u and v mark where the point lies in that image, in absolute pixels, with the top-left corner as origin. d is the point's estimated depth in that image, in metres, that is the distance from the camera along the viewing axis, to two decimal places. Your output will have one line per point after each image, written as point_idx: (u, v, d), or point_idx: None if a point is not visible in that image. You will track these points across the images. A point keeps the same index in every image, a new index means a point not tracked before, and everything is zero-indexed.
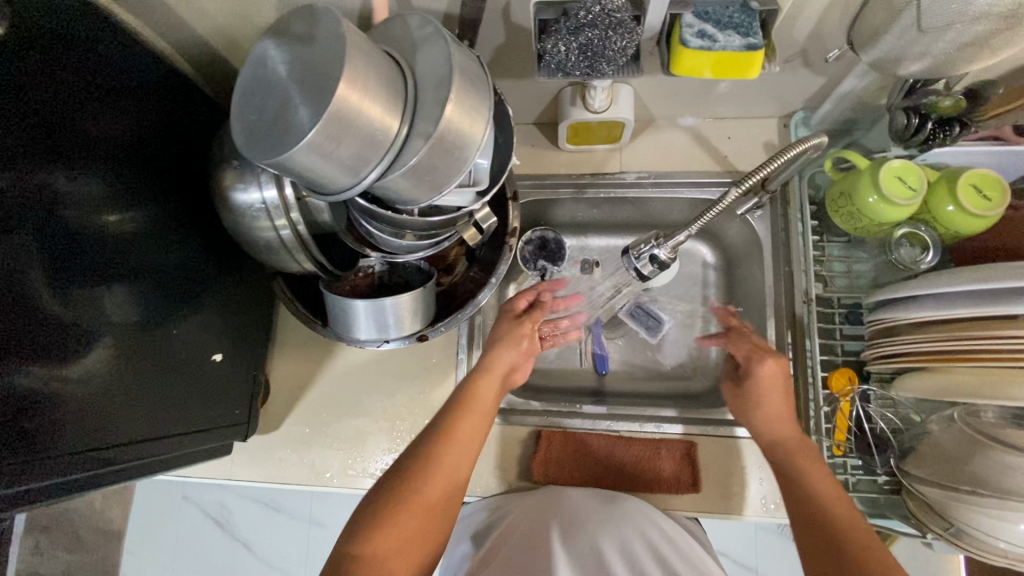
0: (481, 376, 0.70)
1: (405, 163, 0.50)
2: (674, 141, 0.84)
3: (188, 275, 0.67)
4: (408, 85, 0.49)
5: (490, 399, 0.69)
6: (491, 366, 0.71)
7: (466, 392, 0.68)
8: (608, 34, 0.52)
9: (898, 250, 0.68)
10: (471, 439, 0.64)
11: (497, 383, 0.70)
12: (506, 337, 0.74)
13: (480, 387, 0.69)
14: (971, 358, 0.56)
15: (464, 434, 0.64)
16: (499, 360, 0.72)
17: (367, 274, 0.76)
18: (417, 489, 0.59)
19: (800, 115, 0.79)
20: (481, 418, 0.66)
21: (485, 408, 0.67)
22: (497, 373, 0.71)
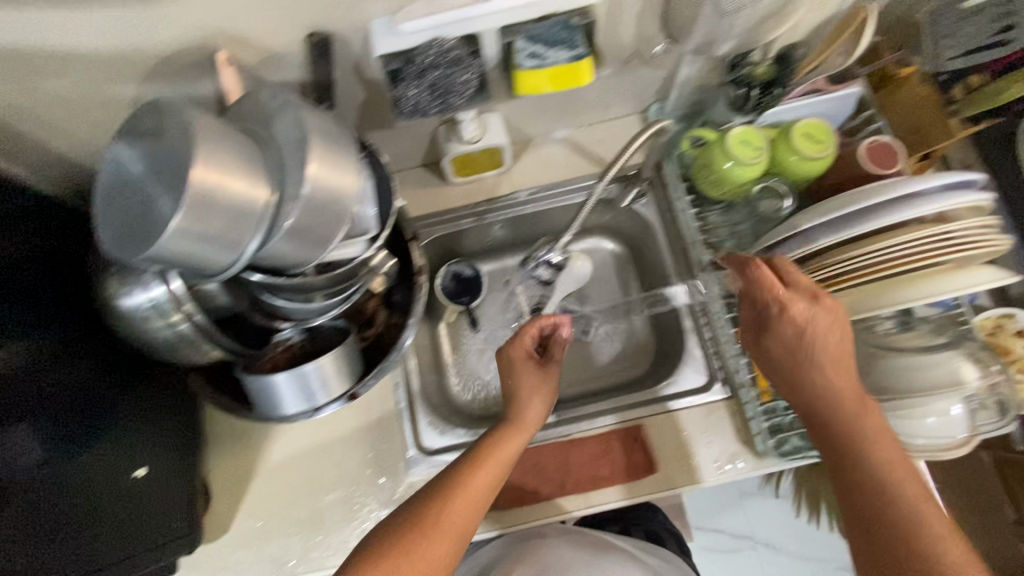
0: (511, 430, 0.68)
1: (282, 226, 0.50)
2: (554, 153, 0.89)
3: (90, 395, 0.61)
4: (270, 155, 0.51)
5: (518, 449, 0.67)
6: (517, 417, 0.70)
7: (486, 443, 0.67)
8: (451, 71, 0.56)
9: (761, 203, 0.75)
10: (484, 489, 0.63)
11: (522, 438, 0.68)
12: (527, 386, 0.72)
13: (506, 443, 0.67)
14: (856, 278, 0.61)
15: (476, 485, 0.63)
16: (524, 416, 0.70)
17: (287, 347, 0.71)
18: (417, 532, 0.59)
19: (656, 107, 0.86)
20: (497, 474, 0.65)
21: (504, 459, 0.66)
22: (526, 429, 0.69)
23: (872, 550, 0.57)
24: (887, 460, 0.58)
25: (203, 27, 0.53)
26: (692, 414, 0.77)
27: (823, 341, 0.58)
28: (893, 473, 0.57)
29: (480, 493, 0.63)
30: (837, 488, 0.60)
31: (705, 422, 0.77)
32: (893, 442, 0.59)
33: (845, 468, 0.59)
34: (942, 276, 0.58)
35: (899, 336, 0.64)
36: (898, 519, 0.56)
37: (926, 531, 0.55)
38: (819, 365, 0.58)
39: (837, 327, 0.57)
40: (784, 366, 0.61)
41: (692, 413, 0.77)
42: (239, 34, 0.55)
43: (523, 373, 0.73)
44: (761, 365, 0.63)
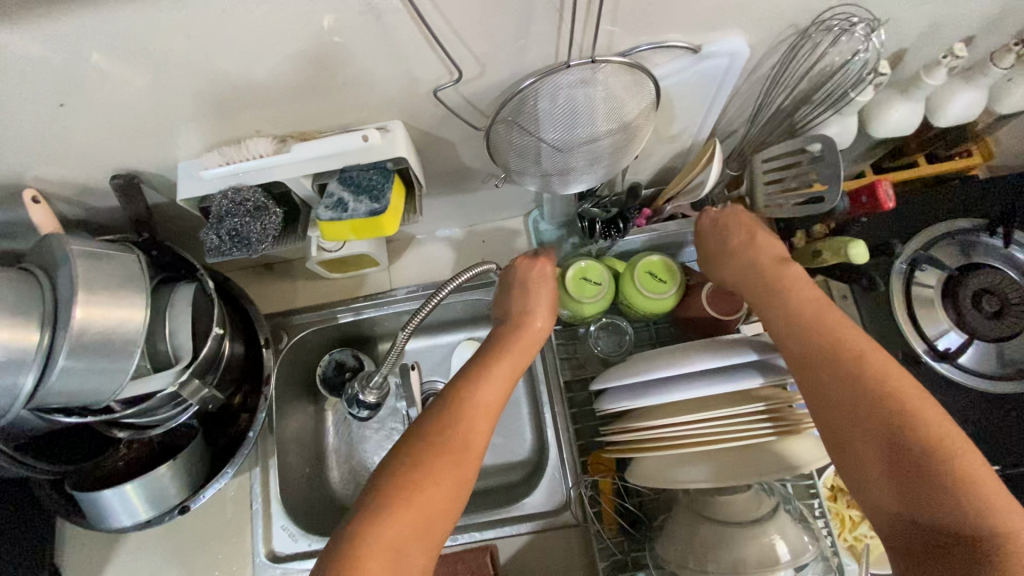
0: (512, 329, 0.64)
1: (53, 371, 0.51)
2: (435, 252, 0.89)
3: None
4: (46, 305, 0.51)
5: (509, 372, 0.60)
6: (527, 325, 0.64)
7: (496, 340, 0.63)
8: (249, 221, 0.56)
9: (598, 340, 0.75)
10: (496, 388, 0.58)
11: (520, 362, 0.62)
12: (533, 302, 0.65)
13: (494, 370, 0.59)
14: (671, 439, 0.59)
15: (493, 382, 0.58)
16: (518, 343, 0.63)
17: (142, 444, 0.74)
18: (431, 451, 0.52)
19: (534, 214, 0.84)
20: (488, 418, 0.56)
21: (517, 357, 0.62)
22: (518, 356, 0.62)
23: (866, 460, 0.47)
24: (864, 353, 0.50)
25: (5, 171, 0.54)
26: (541, 541, 0.75)
27: (734, 226, 0.65)
28: (873, 372, 0.49)
29: (474, 438, 0.54)
30: (823, 414, 0.51)
31: (554, 550, 0.74)
32: (835, 312, 0.54)
33: (835, 390, 0.50)
34: (737, 458, 0.58)
35: (730, 494, 0.61)
36: (881, 382, 0.48)
37: (918, 415, 0.46)
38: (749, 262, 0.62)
39: (748, 218, 0.65)
40: (720, 256, 0.65)
41: (540, 539, 0.75)
42: (45, 174, 0.56)
43: (535, 294, 0.65)
44: (716, 275, 0.66)
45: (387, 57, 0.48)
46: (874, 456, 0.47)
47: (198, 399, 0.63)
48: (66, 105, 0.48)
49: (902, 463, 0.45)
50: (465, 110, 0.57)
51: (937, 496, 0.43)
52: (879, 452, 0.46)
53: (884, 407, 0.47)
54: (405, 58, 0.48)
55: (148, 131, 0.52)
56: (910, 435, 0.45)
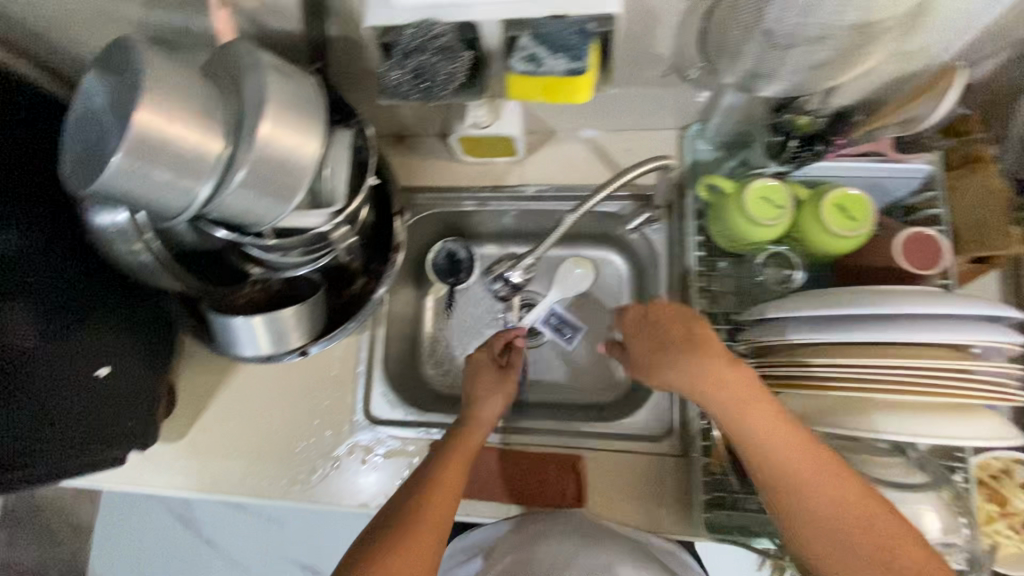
0: (465, 431, 0.71)
1: (230, 184, 0.50)
2: (574, 153, 0.83)
3: (73, 290, 0.67)
4: (231, 112, 0.50)
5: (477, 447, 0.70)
6: (479, 410, 0.74)
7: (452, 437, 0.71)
8: (437, 59, 0.51)
9: (764, 270, 0.71)
10: (456, 475, 0.65)
11: (467, 458, 0.68)
12: (487, 389, 0.76)
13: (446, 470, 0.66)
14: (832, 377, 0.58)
15: (442, 472, 0.65)
16: (472, 439, 0.70)
17: (263, 287, 0.75)
18: (403, 531, 0.58)
19: (694, 128, 0.78)
20: (467, 459, 0.68)
21: (456, 462, 0.67)
22: (460, 461, 0.67)
23: None
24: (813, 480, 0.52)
25: None
26: (637, 460, 0.74)
27: (714, 358, 0.56)
28: (861, 526, 0.50)
29: (433, 513, 0.61)
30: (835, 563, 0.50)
31: (649, 472, 0.73)
32: (797, 426, 0.53)
33: (806, 527, 0.52)
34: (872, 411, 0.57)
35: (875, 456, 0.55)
36: (862, 548, 0.50)
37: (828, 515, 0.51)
38: (677, 368, 0.57)
39: (682, 315, 0.61)
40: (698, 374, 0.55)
41: (636, 459, 0.74)
42: None
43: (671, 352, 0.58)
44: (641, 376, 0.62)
45: None
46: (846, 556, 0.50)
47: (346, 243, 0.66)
48: None
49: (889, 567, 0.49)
50: None
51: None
52: (865, 549, 0.50)
53: (861, 506, 0.51)
54: None
55: None
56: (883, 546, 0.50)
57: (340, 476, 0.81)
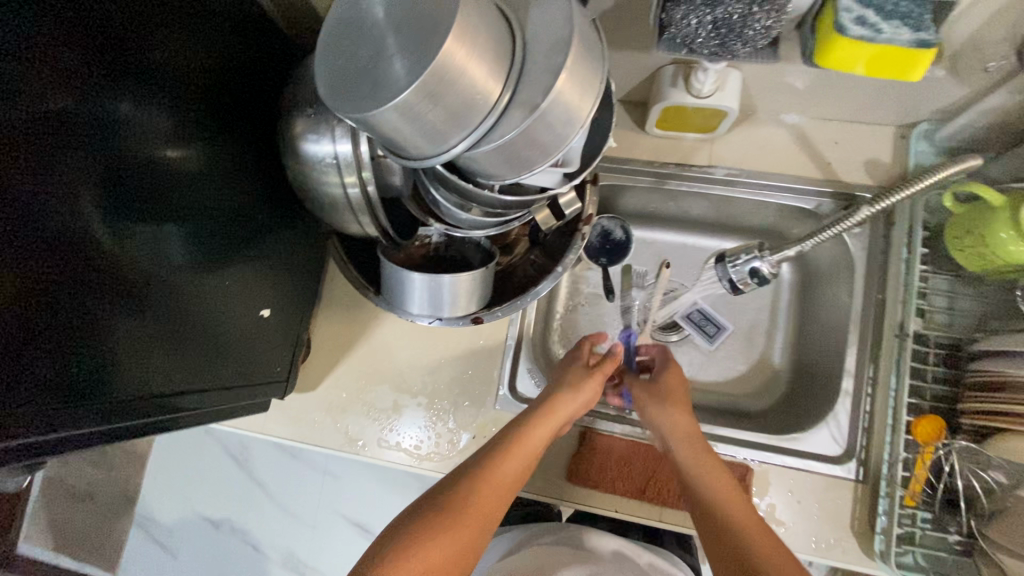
0: (543, 416, 0.67)
1: (499, 138, 0.44)
2: (773, 138, 0.76)
3: (243, 223, 0.64)
4: (518, 46, 0.43)
5: (534, 450, 0.65)
6: (560, 399, 0.68)
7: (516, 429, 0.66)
8: (752, 11, 0.45)
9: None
10: (514, 469, 0.63)
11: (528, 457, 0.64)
12: (576, 381, 0.71)
13: (499, 454, 0.63)
14: None
15: (513, 462, 0.63)
16: (529, 441, 0.65)
17: (425, 244, 0.71)
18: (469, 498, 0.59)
19: (923, 128, 0.71)
20: (526, 462, 0.64)
21: (531, 451, 0.65)
22: (527, 455, 0.64)
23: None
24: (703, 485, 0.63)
25: None
26: (814, 481, 0.68)
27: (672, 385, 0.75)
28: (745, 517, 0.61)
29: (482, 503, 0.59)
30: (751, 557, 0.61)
31: (825, 493, 0.68)
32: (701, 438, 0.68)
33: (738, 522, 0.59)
34: None
35: None
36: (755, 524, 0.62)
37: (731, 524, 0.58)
38: (665, 413, 0.70)
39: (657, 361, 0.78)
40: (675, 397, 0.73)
41: (812, 479, 0.68)
42: None
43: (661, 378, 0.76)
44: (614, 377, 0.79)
45: None
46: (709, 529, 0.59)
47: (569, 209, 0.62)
48: None
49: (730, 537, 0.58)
50: None
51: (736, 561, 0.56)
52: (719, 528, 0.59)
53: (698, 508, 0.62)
54: None
55: None
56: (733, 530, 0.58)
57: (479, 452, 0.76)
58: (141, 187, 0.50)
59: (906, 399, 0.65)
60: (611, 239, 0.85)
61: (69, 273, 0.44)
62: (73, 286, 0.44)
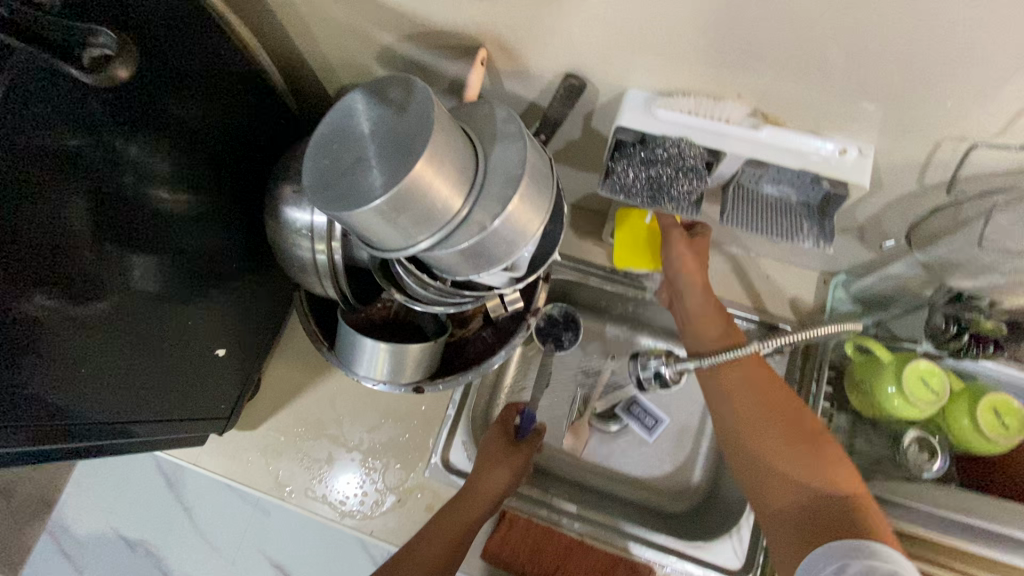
0: (462, 499, 0.71)
1: (454, 245, 0.50)
2: (714, 263, 0.85)
3: (217, 265, 0.68)
4: (478, 172, 0.50)
5: (451, 532, 0.68)
6: (480, 484, 0.71)
7: (446, 510, 0.70)
8: (676, 176, 0.54)
9: (906, 449, 0.65)
10: (428, 556, 0.66)
11: (450, 538, 0.68)
12: (497, 457, 0.74)
13: (420, 541, 0.68)
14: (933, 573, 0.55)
15: (427, 548, 0.67)
16: (449, 522, 0.69)
17: (387, 306, 0.76)
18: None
19: (841, 278, 0.80)
20: (444, 543, 0.68)
21: (452, 531, 0.68)
22: (445, 534, 0.68)
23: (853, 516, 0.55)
24: (685, 252, 0.70)
25: (481, 31, 0.54)
26: None
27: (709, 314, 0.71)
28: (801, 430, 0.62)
29: None
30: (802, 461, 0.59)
31: None
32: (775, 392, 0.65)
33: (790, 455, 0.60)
34: None
35: None
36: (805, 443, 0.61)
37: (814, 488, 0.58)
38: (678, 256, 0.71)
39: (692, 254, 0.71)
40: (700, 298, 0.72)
41: None
42: (508, 51, 0.55)
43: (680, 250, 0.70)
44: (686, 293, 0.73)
45: (966, 93, 0.43)
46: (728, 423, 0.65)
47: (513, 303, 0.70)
48: (604, 15, 0.46)
49: (815, 509, 0.56)
50: (941, 168, 0.52)
51: (835, 547, 0.52)
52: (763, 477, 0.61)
53: (789, 425, 0.62)
54: (978, 102, 0.44)
55: (638, 61, 0.50)
56: (830, 512, 0.55)
57: (401, 515, 0.78)
58: (127, 218, 0.55)
59: None
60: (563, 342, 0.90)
61: (45, 282, 0.48)
62: (41, 295, 0.48)
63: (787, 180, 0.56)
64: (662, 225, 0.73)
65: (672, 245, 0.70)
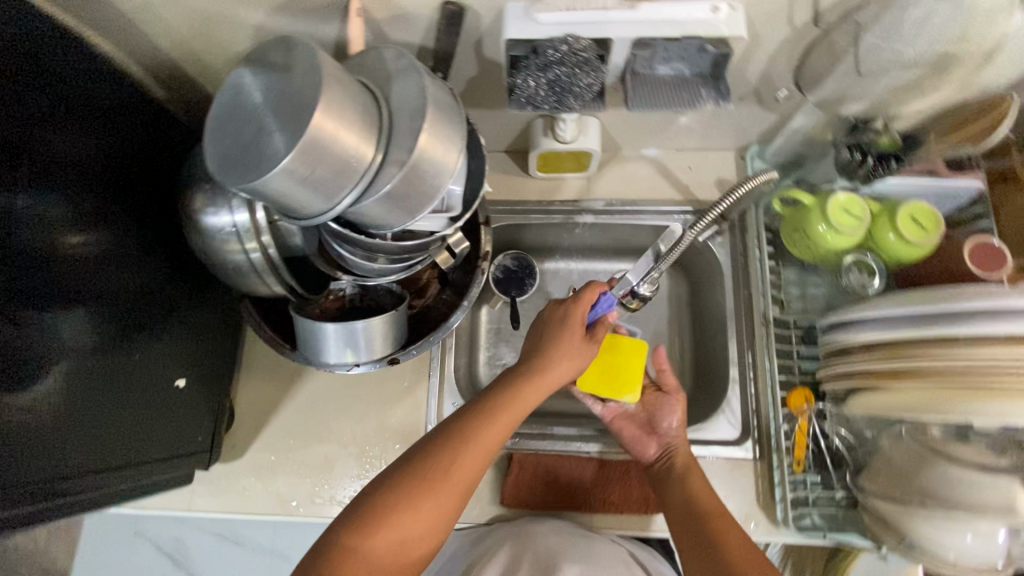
0: (530, 381, 0.65)
1: (378, 190, 0.50)
2: (639, 169, 0.88)
3: (150, 298, 0.65)
4: (382, 115, 0.50)
5: (519, 413, 0.63)
6: (551, 369, 0.66)
7: (513, 383, 0.65)
8: (574, 71, 0.56)
9: (847, 275, 0.72)
10: (496, 433, 0.61)
11: (516, 419, 0.63)
12: (572, 346, 0.68)
13: (491, 414, 0.62)
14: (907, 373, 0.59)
15: (499, 427, 0.61)
16: (520, 400, 0.63)
17: (339, 297, 0.74)
18: (457, 447, 0.58)
19: (754, 148, 0.84)
20: (509, 424, 0.62)
21: (518, 412, 0.63)
22: (512, 414, 0.62)
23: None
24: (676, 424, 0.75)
25: None
26: (719, 465, 0.75)
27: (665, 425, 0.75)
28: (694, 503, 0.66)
29: (472, 454, 0.59)
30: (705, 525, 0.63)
31: (732, 473, 0.75)
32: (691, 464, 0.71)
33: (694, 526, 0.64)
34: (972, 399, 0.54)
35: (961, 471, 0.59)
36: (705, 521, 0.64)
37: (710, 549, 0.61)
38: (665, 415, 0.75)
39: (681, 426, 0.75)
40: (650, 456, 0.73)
41: (717, 463, 0.75)
42: None
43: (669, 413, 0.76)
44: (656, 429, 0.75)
45: None
46: (678, 501, 0.67)
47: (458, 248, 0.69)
48: None
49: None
50: (805, 4, 0.56)
51: None
52: (701, 559, 0.61)
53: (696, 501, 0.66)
54: None
55: None
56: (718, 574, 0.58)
57: None
58: (41, 273, 0.51)
59: (778, 376, 0.74)
60: (522, 288, 0.91)
61: None
62: None
63: (676, 56, 0.59)
64: (580, 143, 0.76)
65: (663, 407, 0.76)
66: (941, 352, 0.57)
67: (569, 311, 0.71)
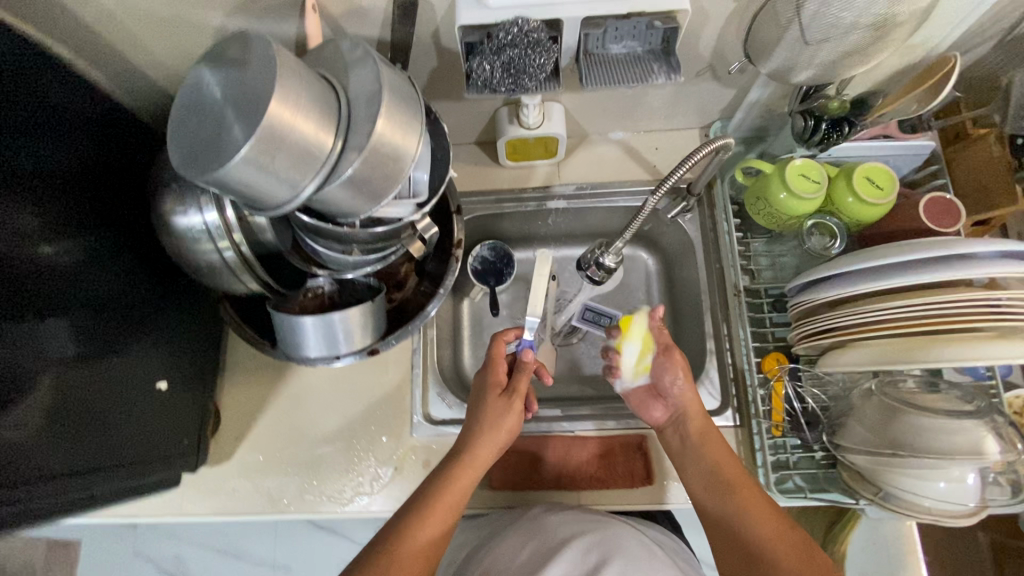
0: (460, 471, 0.65)
1: (340, 175, 0.51)
2: (607, 152, 0.90)
3: (127, 304, 0.66)
4: (340, 103, 0.52)
5: (455, 504, 0.63)
6: (476, 452, 0.67)
7: (441, 477, 0.65)
8: (528, 52, 0.57)
9: (810, 239, 0.74)
10: (430, 533, 0.60)
11: (451, 513, 0.62)
12: (495, 416, 0.69)
13: (425, 513, 0.61)
14: (871, 326, 0.61)
15: (431, 526, 0.60)
16: (450, 495, 0.63)
17: (317, 295, 0.74)
18: (391, 557, 0.57)
19: (718, 125, 0.86)
20: (445, 518, 0.62)
21: (451, 503, 0.63)
22: (446, 506, 0.62)
23: None
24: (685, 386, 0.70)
25: None
26: None
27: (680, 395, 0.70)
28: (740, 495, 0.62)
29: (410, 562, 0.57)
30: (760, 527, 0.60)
31: None
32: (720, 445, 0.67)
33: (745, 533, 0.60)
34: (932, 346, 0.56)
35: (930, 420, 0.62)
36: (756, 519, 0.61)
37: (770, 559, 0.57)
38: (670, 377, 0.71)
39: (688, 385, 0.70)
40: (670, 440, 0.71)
41: None
42: None
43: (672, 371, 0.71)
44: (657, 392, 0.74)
45: None
46: (700, 479, 0.66)
47: (428, 235, 0.66)
48: None
49: None
50: None
51: None
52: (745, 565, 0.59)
53: (747, 490, 0.63)
54: None
55: None
56: None
57: (402, 481, 0.78)
58: (16, 285, 0.51)
59: (752, 344, 0.76)
60: (501, 278, 0.92)
61: None
62: None
63: (627, 34, 0.61)
64: (545, 128, 0.77)
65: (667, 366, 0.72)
66: (900, 302, 0.59)
67: (485, 379, 0.73)
